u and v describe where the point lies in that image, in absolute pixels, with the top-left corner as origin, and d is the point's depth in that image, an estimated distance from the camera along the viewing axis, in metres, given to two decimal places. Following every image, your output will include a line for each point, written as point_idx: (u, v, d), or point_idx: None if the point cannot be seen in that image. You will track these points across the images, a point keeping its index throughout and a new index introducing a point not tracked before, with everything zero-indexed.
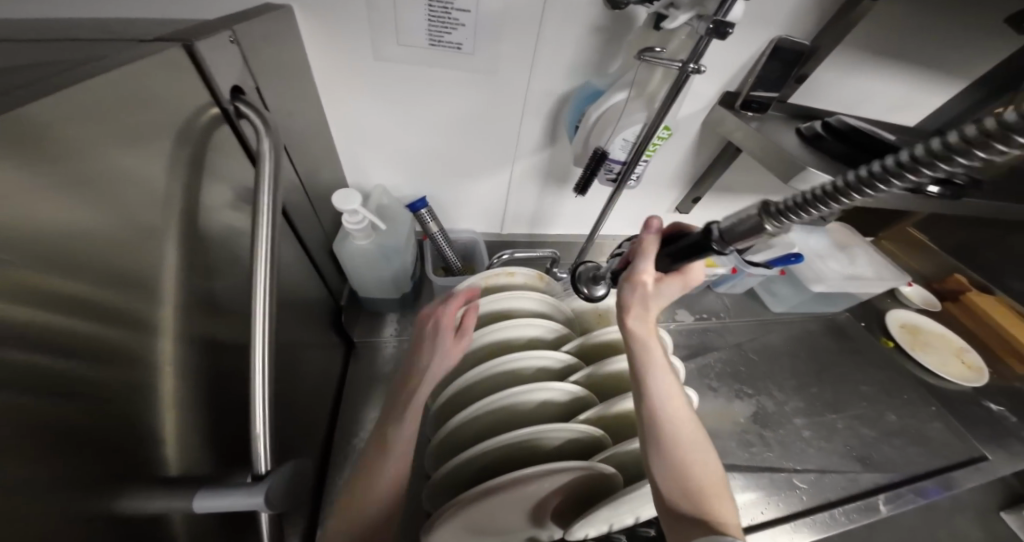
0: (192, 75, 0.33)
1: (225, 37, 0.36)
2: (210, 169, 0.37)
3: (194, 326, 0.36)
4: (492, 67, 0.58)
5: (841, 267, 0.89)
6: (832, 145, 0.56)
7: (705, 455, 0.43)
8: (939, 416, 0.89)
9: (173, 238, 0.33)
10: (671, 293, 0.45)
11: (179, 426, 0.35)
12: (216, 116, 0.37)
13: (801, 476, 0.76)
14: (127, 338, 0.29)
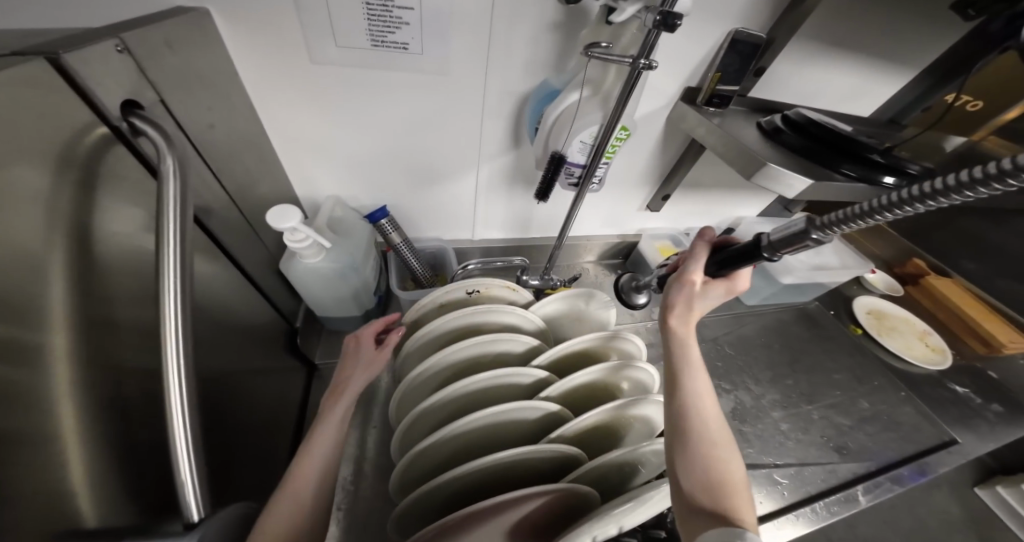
0: (66, 91, 0.29)
1: (110, 45, 0.31)
2: (109, 189, 0.33)
3: (103, 369, 0.31)
4: (441, 69, 0.55)
5: (808, 258, 0.90)
6: (792, 139, 0.54)
7: (730, 453, 0.40)
8: (908, 400, 0.92)
9: (63, 269, 0.29)
10: (714, 297, 0.47)
11: (92, 482, 0.30)
12: (107, 136, 0.32)
13: (781, 470, 0.76)
14: (2, 396, 0.24)
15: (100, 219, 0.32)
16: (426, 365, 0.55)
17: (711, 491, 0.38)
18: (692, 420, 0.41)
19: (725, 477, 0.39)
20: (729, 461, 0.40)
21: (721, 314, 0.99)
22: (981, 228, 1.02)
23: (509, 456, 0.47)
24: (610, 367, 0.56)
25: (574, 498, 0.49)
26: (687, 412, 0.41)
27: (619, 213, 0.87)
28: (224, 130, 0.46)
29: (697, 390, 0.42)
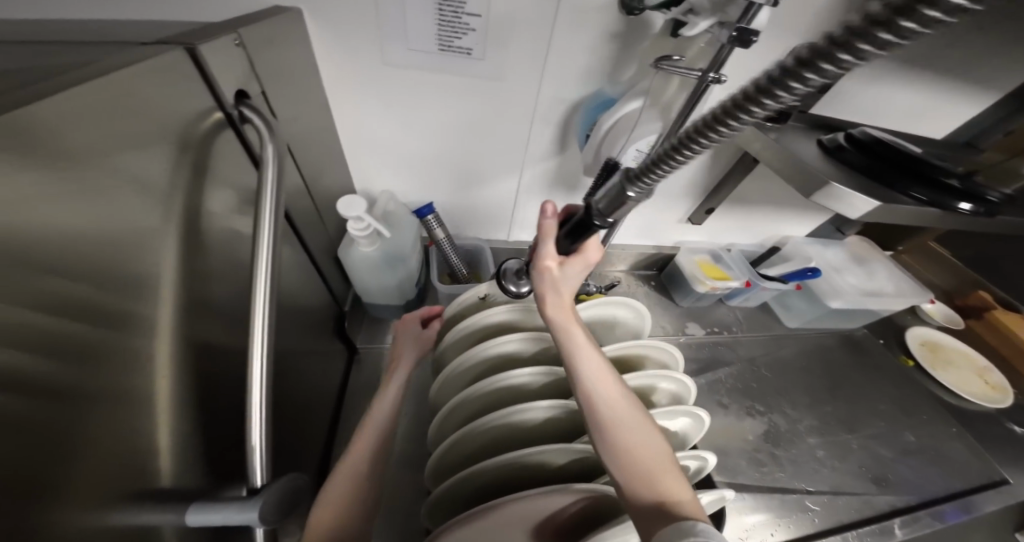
0: (195, 79, 0.33)
1: (229, 40, 0.35)
2: (212, 173, 0.36)
3: (192, 335, 0.35)
4: (501, 74, 0.57)
5: (858, 282, 0.87)
6: (855, 157, 0.53)
7: (645, 433, 0.43)
8: (959, 437, 0.89)
9: (171, 244, 0.32)
10: (574, 274, 0.50)
11: (174, 438, 0.34)
12: (219, 121, 0.36)
13: (814, 497, 0.74)
14: (114, 355, 0.28)
15: (204, 200, 0.36)
16: (466, 359, 0.58)
17: (644, 484, 0.39)
18: (602, 416, 0.44)
19: (650, 463, 0.40)
20: (650, 445, 0.42)
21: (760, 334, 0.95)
22: None
23: (542, 453, 0.49)
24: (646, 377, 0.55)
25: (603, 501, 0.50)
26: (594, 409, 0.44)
27: (659, 223, 0.86)
28: (304, 122, 0.50)
29: (593, 386, 0.45)
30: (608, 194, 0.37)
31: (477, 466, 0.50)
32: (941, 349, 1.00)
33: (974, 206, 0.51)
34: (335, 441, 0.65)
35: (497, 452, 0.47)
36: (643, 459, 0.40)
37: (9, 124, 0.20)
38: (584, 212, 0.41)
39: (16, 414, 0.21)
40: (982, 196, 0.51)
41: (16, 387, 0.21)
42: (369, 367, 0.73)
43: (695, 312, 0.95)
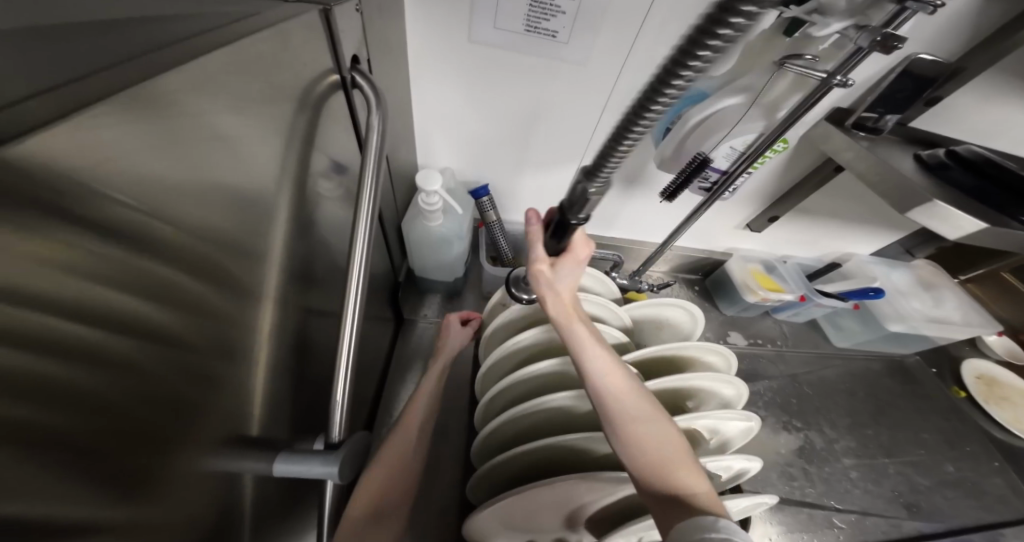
0: (321, 40, 0.34)
1: (352, 5, 0.37)
2: (314, 142, 0.38)
3: (280, 296, 0.37)
4: (582, 59, 0.55)
5: (924, 308, 0.83)
6: (961, 176, 0.50)
7: (658, 426, 0.42)
8: (1002, 473, 0.86)
9: (279, 207, 0.34)
10: (569, 272, 0.52)
11: (262, 390, 0.36)
12: (334, 82, 0.38)
13: (842, 515, 0.74)
14: (234, 311, 0.30)
15: (305, 165, 0.37)
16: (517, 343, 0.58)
17: (659, 480, 0.39)
18: (611, 411, 0.43)
19: (663, 457, 0.40)
20: (666, 440, 0.41)
21: (805, 351, 0.93)
22: None
23: (589, 440, 0.49)
24: (702, 380, 0.52)
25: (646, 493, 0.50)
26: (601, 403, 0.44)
27: (715, 228, 0.84)
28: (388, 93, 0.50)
29: (598, 378, 0.45)
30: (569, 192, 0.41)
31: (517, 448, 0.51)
32: (998, 383, 0.96)
33: None
34: (378, 407, 0.68)
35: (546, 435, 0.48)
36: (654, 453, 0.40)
37: (176, 91, 0.21)
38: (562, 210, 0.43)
39: (156, 362, 0.23)
40: None
41: (156, 340, 0.23)
42: (414, 339, 0.75)
43: (738, 320, 0.93)
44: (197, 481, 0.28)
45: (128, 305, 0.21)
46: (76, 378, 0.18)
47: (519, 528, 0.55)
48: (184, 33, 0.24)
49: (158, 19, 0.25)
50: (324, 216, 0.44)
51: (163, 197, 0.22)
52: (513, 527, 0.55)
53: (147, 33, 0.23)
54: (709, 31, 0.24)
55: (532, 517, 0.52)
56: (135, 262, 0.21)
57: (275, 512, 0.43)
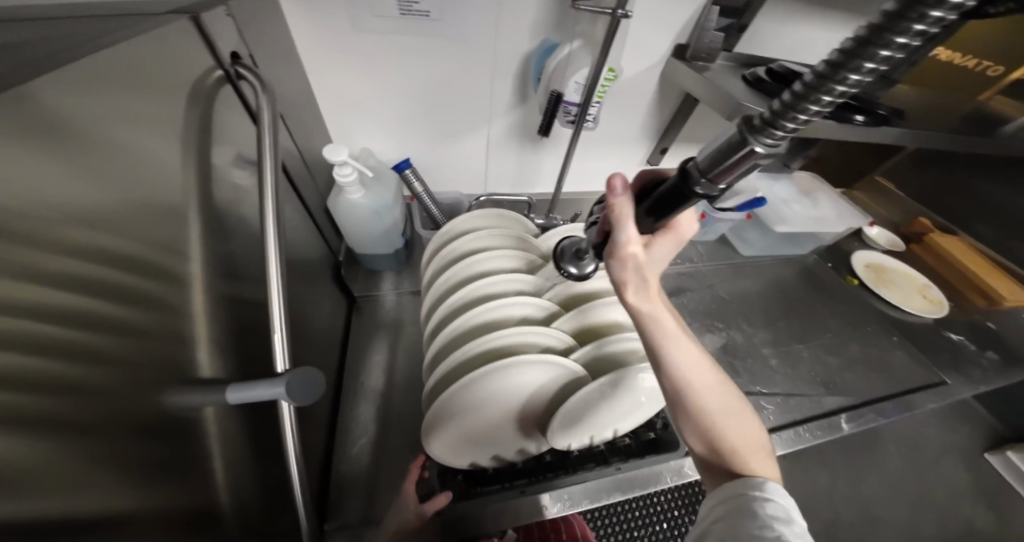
0: (197, 42, 0.41)
1: (222, 11, 0.45)
2: (209, 130, 0.44)
3: (208, 264, 0.42)
4: (460, 33, 0.63)
5: (804, 210, 1.01)
6: (772, 87, 0.68)
7: (737, 418, 0.45)
8: (900, 345, 1.00)
9: (186, 193, 0.39)
10: (664, 253, 0.41)
11: (208, 343, 0.41)
12: (220, 77, 0.45)
13: (768, 398, 0.83)
14: (160, 289, 0.35)
15: (204, 148, 0.43)
16: (454, 271, 0.59)
17: (726, 459, 0.44)
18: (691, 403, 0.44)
19: (738, 448, 0.44)
20: (740, 423, 0.45)
21: (723, 266, 1.06)
22: (990, 194, 1.20)
23: (525, 336, 0.53)
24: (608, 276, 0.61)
25: (579, 378, 0.55)
26: (683, 398, 0.44)
27: (622, 168, 0.96)
28: (284, 87, 0.58)
29: (685, 376, 0.43)
30: (716, 150, 0.29)
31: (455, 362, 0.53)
32: (886, 271, 1.14)
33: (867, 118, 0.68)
34: (342, 375, 0.73)
35: (488, 336, 0.51)
36: (731, 439, 0.44)
37: (49, 111, 0.26)
38: (680, 177, 0.34)
39: (98, 342, 0.28)
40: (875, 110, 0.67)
41: (93, 328, 0.27)
42: (368, 313, 0.81)
43: None
44: (164, 414, 0.34)
45: (64, 297, 0.25)
46: (32, 364, 0.23)
47: (479, 439, 0.58)
48: (67, 44, 0.30)
49: (48, 35, 0.31)
50: (240, 197, 0.49)
51: (71, 210, 0.27)
52: (472, 446, 0.58)
53: (32, 47, 0.29)
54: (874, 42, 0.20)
55: (486, 429, 0.57)
56: (51, 264, 0.25)
57: (246, 460, 0.48)
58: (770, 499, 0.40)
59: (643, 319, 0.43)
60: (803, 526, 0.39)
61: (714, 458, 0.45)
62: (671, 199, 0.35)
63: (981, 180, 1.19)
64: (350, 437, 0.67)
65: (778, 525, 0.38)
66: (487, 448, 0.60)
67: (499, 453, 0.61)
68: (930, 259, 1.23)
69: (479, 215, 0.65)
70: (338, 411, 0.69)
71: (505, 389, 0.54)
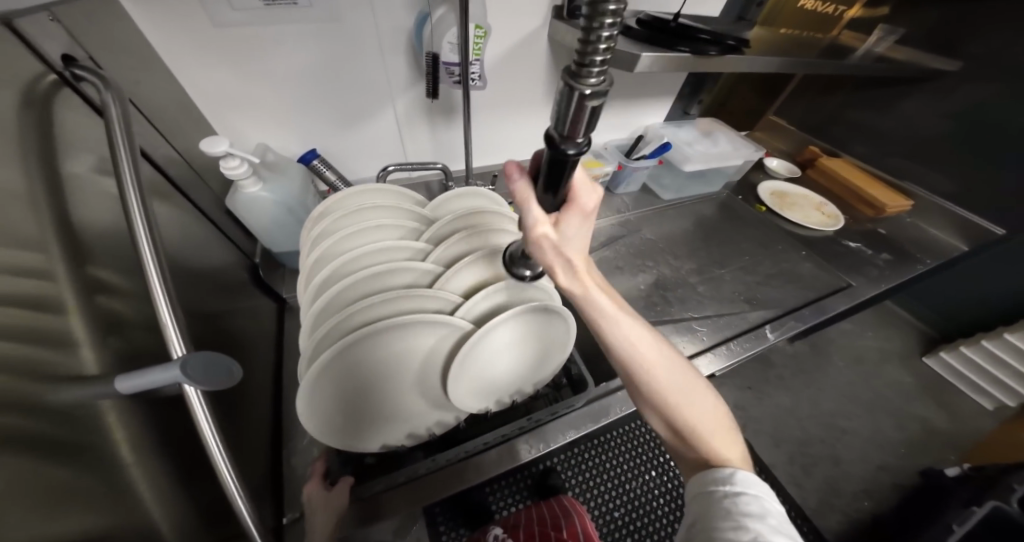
0: (16, 45, 0.38)
1: (44, 16, 0.42)
2: (54, 137, 0.41)
3: (80, 265, 0.40)
4: (334, 15, 0.63)
5: (705, 148, 1.11)
6: (639, 32, 0.76)
7: (692, 399, 0.48)
8: (808, 257, 1.10)
9: (39, 197, 0.37)
10: (575, 228, 0.46)
11: (94, 343, 0.39)
12: (56, 82, 0.43)
13: (700, 321, 0.89)
14: (26, 291, 0.33)
15: (49, 154, 0.40)
16: (323, 248, 0.56)
17: (692, 446, 0.48)
18: (643, 382, 0.48)
19: (696, 430, 0.47)
20: (700, 406, 0.49)
21: (647, 211, 1.14)
22: (861, 117, 1.35)
23: (405, 299, 0.51)
24: (490, 228, 0.61)
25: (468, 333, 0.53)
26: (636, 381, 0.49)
27: (540, 133, 1.00)
28: (148, 88, 0.54)
29: (635, 360, 0.48)
30: (555, 108, 0.32)
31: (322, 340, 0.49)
32: (787, 196, 1.27)
33: (720, 50, 0.78)
34: (282, 375, 0.70)
35: (361, 303, 0.49)
36: (692, 423, 0.47)
37: None
38: (545, 140, 0.34)
39: None
40: (724, 41, 0.78)
41: None
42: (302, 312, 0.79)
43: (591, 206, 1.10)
44: (40, 414, 0.32)
45: None
46: None
47: (380, 416, 0.54)
48: None
49: None
50: (112, 198, 0.47)
51: None
52: (371, 429, 0.54)
53: None
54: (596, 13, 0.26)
55: (380, 407, 0.53)
56: None
57: (176, 459, 0.45)
58: (741, 491, 0.43)
59: (586, 304, 0.49)
60: (777, 515, 0.42)
61: (680, 444, 0.49)
62: (553, 168, 0.36)
63: (852, 105, 1.35)
64: (299, 431, 0.65)
65: (751, 523, 0.40)
66: (396, 427, 0.56)
67: (412, 431, 0.57)
68: (824, 180, 1.39)
69: (352, 192, 0.62)
70: (282, 408, 0.67)
71: (394, 357, 0.51)
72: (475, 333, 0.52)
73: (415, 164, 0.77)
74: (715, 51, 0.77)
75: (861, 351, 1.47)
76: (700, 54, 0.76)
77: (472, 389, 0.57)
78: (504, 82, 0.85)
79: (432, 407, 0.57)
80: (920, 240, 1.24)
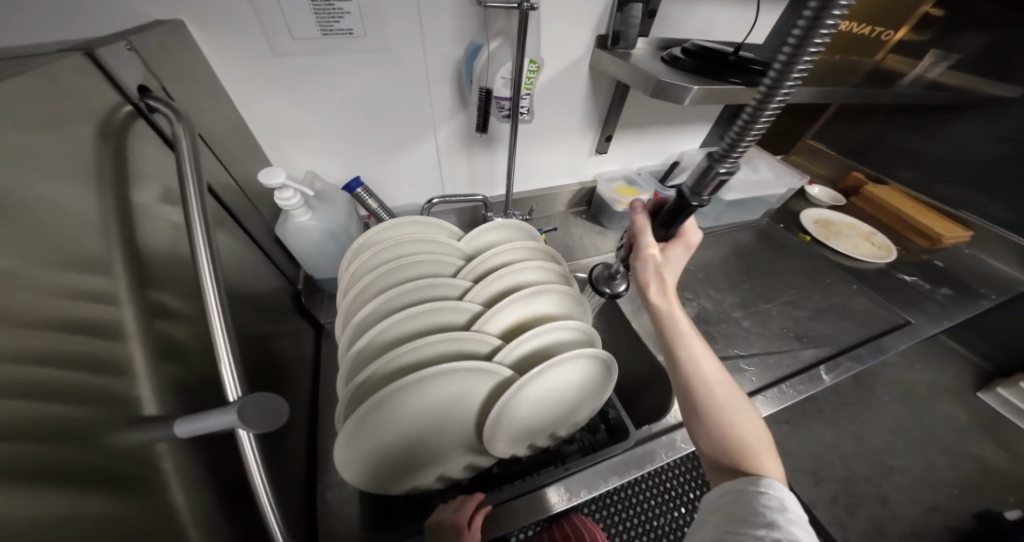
0: (98, 80, 0.40)
1: (123, 45, 0.42)
2: (126, 168, 0.42)
3: (144, 295, 0.40)
4: (386, 46, 0.64)
5: (746, 176, 1.08)
6: (686, 62, 0.75)
7: (744, 416, 0.49)
8: (860, 291, 1.04)
9: (111, 228, 0.38)
10: (675, 257, 0.53)
11: (154, 374, 0.39)
12: (130, 114, 0.42)
13: (748, 359, 0.84)
14: (94, 328, 0.33)
15: (122, 187, 0.40)
16: (364, 285, 0.55)
17: (730, 453, 0.47)
18: (702, 390, 0.50)
19: (744, 440, 0.47)
20: (748, 422, 0.49)
21: None
22: (910, 144, 1.29)
23: (447, 343, 0.49)
24: (530, 266, 0.59)
25: (511, 379, 0.51)
26: (693, 384, 0.50)
27: (576, 160, 0.99)
28: (212, 117, 0.56)
29: (697, 370, 0.50)
30: (697, 175, 0.41)
31: (363, 384, 0.47)
32: (833, 225, 1.21)
33: (772, 80, 0.77)
34: (318, 400, 0.69)
35: (403, 348, 0.47)
36: (742, 435, 0.47)
37: None
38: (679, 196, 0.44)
39: (11, 383, 0.26)
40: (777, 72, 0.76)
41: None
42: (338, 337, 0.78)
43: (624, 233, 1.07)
44: (100, 455, 0.31)
45: None
46: None
47: (411, 461, 0.51)
48: None
49: None
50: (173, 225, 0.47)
51: None
52: (403, 474, 0.52)
53: None
54: (799, 54, 0.31)
55: (415, 452, 0.51)
56: None
57: (222, 497, 0.44)
58: (767, 492, 0.43)
59: (665, 320, 0.53)
60: (797, 513, 0.42)
61: (718, 451, 0.48)
62: (677, 211, 0.46)
63: (897, 130, 1.29)
64: (333, 464, 0.64)
65: (772, 516, 0.41)
66: (427, 471, 0.54)
67: (443, 474, 0.55)
68: (870, 209, 1.32)
69: (392, 226, 0.62)
70: (317, 435, 0.66)
71: (432, 403, 0.49)
72: (522, 381, 0.50)
73: (456, 195, 0.77)
74: (767, 82, 0.76)
75: (909, 382, 1.31)
76: (751, 84, 0.74)
77: (508, 433, 0.55)
78: (543, 111, 0.85)
79: (467, 452, 0.55)
80: (981, 274, 1.16)
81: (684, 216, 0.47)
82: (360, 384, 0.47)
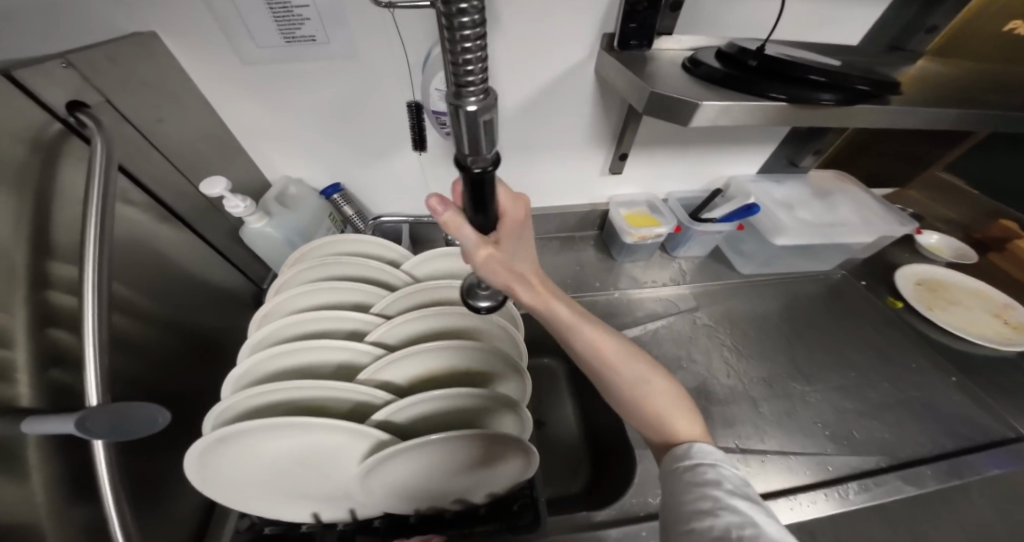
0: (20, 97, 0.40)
1: (56, 63, 0.44)
2: (56, 177, 0.44)
3: (45, 299, 0.42)
4: (352, 53, 0.61)
5: (813, 216, 0.86)
6: (710, 68, 0.59)
7: (654, 388, 0.48)
8: (960, 387, 0.76)
9: (20, 236, 0.40)
10: (512, 242, 0.43)
11: (35, 379, 0.41)
12: (61, 130, 0.45)
13: (749, 457, 0.65)
14: None
15: (45, 194, 0.43)
16: (271, 304, 0.53)
17: (659, 429, 0.46)
18: (606, 373, 0.49)
19: (660, 413, 0.46)
20: (660, 392, 0.48)
21: (712, 284, 0.90)
22: None
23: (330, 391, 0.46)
24: (453, 312, 0.54)
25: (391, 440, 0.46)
26: (597, 369, 0.50)
27: (582, 180, 0.86)
28: (173, 125, 0.58)
29: (595, 350, 0.50)
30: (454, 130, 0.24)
31: (236, 413, 0.45)
32: (943, 288, 0.90)
33: (835, 95, 0.57)
34: None
35: (277, 386, 0.44)
36: (657, 407, 0.47)
37: None
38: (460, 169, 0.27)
39: None
40: (844, 84, 0.56)
41: None
42: None
43: (636, 269, 0.91)
44: None
45: None
46: None
47: (287, 492, 0.49)
48: None
49: None
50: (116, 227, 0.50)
51: None
52: (279, 502, 0.49)
53: None
54: None
55: (291, 484, 0.48)
56: None
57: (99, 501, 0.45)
58: (698, 461, 0.41)
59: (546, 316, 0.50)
60: (733, 476, 0.40)
61: (649, 430, 0.47)
62: (475, 190, 0.29)
63: None
64: None
65: (710, 490, 0.38)
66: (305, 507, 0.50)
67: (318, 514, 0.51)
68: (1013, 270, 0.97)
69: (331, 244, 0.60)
70: None
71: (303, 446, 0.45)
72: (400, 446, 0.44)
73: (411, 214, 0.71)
74: (827, 97, 0.56)
75: None
76: (800, 100, 0.56)
77: (394, 488, 0.50)
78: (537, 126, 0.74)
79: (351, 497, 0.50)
80: None
81: (487, 189, 0.30)
82: (235, 411, 0.45)
